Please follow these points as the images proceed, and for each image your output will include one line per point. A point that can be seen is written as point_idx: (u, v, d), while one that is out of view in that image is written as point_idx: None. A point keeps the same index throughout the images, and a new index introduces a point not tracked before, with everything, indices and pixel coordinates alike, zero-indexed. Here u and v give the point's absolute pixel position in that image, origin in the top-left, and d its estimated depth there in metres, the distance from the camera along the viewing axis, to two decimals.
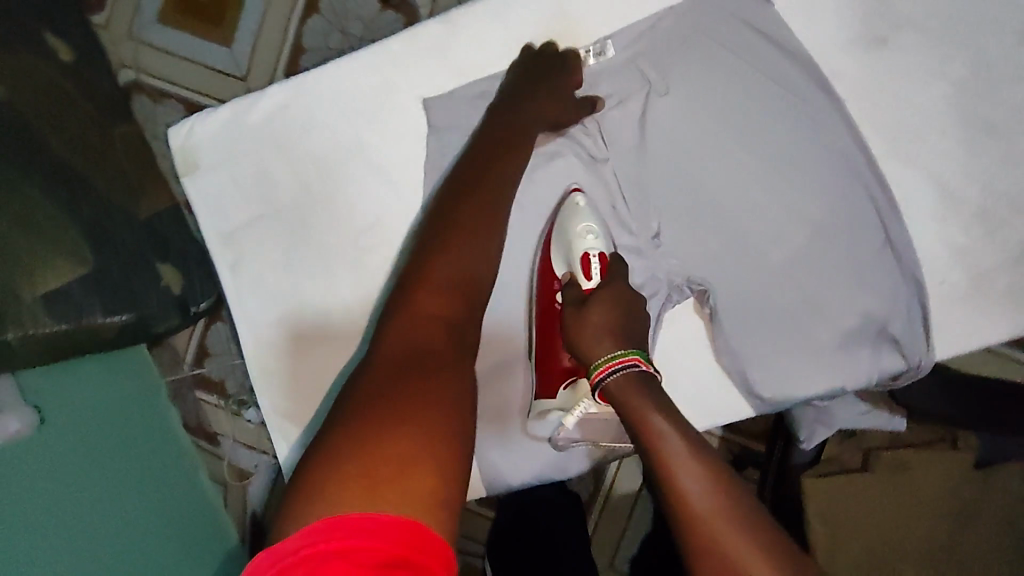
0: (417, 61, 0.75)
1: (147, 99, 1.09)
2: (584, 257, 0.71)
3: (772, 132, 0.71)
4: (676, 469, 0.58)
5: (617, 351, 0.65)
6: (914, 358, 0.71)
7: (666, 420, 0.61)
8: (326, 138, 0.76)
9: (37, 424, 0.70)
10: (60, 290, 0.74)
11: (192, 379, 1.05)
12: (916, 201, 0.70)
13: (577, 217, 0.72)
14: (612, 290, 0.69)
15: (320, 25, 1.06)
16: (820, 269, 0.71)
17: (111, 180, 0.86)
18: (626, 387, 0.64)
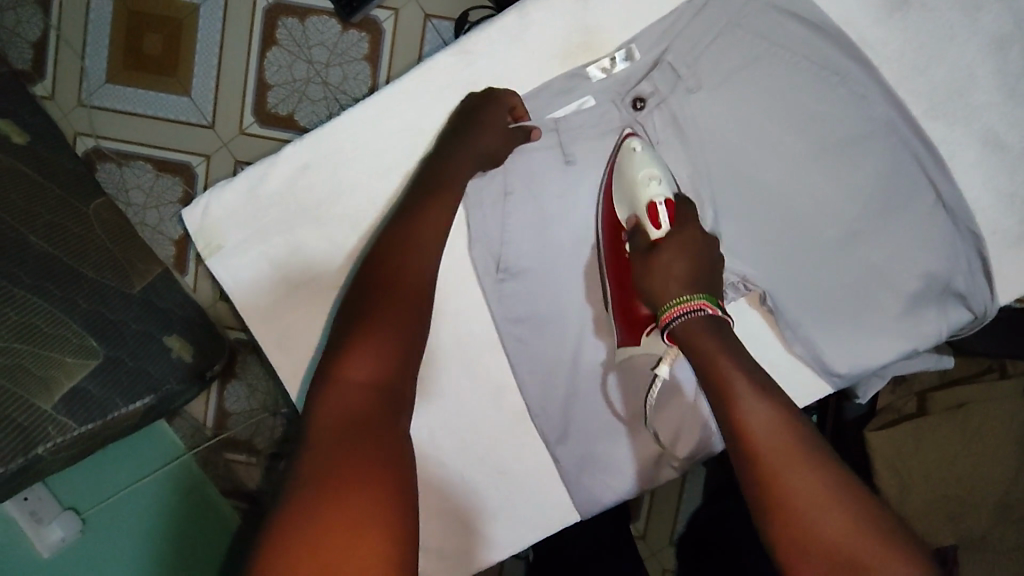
0: (439, 99, 0.72)
1: (113, 165, 1.09)
2: (652, 207, 0.66)
3: (811, 109, 0.70)
4: (750, 420, 0.57)
5: (685, 297, 0.64)
6: (979, 306, 0.71)
7: (737, 367, 0.60)
8: (356, 193, 0.73)
9: (79, 526, 0.85)
10: (76, 389, 0.74)
11: (217, 443, 1.05)
12: (961, 155, 0.71)
13: (637, 163, 0.67)
14: (684, 239, 0.66)
15: (283, 57, 1.06)
16: (880, 241, 0.71)
17: (101, 259, 0.87)
18: (698, 326, 0.63)
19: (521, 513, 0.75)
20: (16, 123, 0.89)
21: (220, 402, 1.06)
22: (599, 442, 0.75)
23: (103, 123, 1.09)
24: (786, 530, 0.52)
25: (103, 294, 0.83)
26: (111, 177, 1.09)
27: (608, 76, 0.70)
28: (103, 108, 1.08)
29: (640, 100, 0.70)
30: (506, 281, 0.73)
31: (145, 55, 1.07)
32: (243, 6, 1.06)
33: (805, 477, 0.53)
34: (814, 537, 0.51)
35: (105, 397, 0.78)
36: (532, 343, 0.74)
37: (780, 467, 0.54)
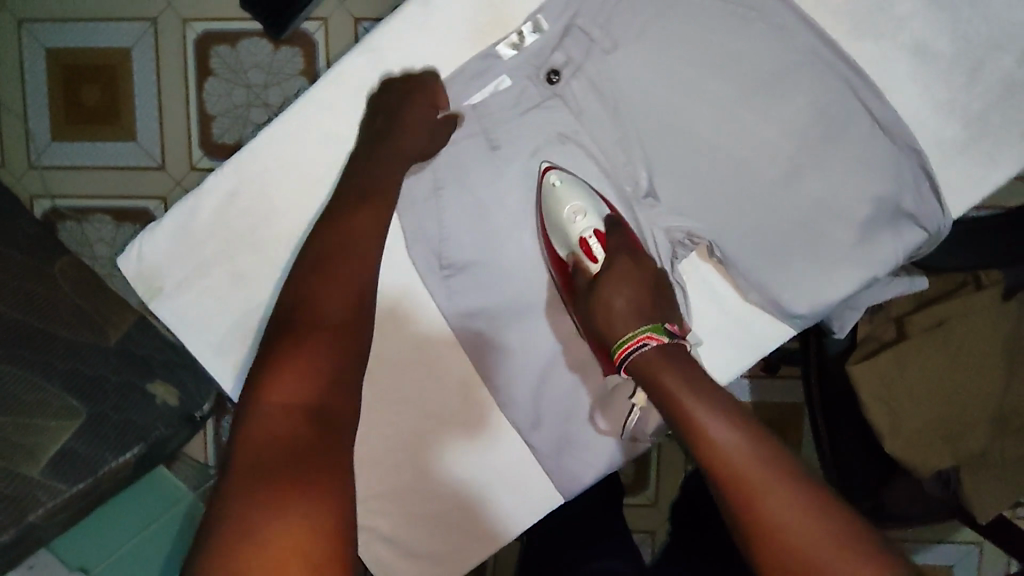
0: (354, 102, 0.70)
1: (72, 222, 1.18)
2: (585, 243, 0.68)
3: (731, 51, 0.68)
4: (715, 440, 0.55)
5: (631, 334, 0.64)
6: (932, 224, 0.69)
7: (693, 392, 0.59)
8: (287, 213, 0.71)
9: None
10: (63, 450, 0.79)
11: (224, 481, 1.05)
12: (893, 70, 0.69)
13: (560, 200, 0.68)
14: (618, 271, 0.67)
15: (219, 86, 1.14)
16: (826, 173, 0.69)
17: (67, 316, 0.89)
18: (654, 360, 0.62)
19: (506, 503, 0.75)
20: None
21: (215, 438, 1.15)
22: (573, 423, 0.74)
23: (56, 184, 1.18)
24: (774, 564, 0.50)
25: (77, 349, 0.87)
26: (72, 233, 1.19)
27: (520, 51, 0.68)
28: (51, 166, 1.17)
29: (552, 74, 0.69)
30: (454, 277, 0.72)
31: (86, 105, 1.16)
32: (173, 45, 1.14)
33: (774, 496, 0.51)
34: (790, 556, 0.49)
35: (97, 454, 0.82)
36: (489, 333, 0.73)
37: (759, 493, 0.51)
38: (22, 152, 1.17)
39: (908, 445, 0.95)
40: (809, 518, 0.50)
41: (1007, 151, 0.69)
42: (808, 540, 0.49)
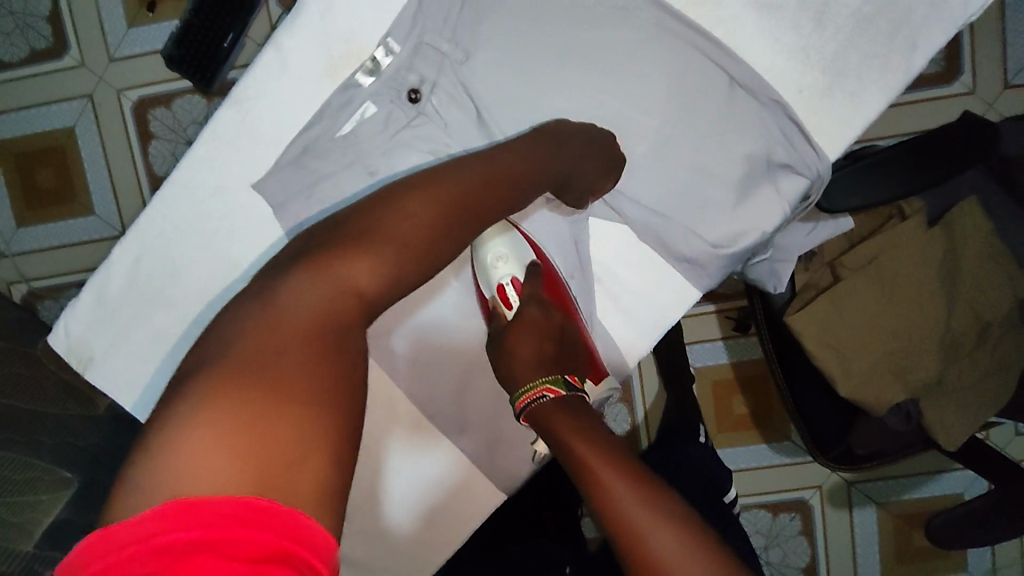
0: (234, 153, 0.73)
1: (49, 301, 1.25)
2: (501, 290, 0.72)
3: (579, 39, 0.69)
4: (606, 477, 0.57)
5: (529, 384, 0.66)
6: (811, 169, 0.70)
7: (578, 434, 0.62)
8: (192, 269, 0.74)
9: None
10: (56, 523, 0.81)
11: None
12: (743, 26, 0.70)
13: (486, 245, 0.72)
14: (526, 323, 0.70)
15: (162, 146, 1.20)
16: (693, 137, 0.69)
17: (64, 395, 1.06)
18: (550, 410, 0.65)
19: (451, 504, 0.75)
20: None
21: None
22: (502, 421, 0.76)
23: (27, 268, 1.25)
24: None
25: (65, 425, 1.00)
26: (53, 311, 1.25)
27: (377, 76, 0.71)
28: (21, 253, 1.25)
29: (413, 93, 0.72)
30: None
31: (43, 189, 1.23)
32: (113, 117, 1.20)
33: (664, 536, 0.52)
34: None
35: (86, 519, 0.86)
36: (401, 348, 0.75)
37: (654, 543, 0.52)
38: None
39: (858, 384, 0.93)
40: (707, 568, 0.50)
41: (870, 87, 0.69)
42: None
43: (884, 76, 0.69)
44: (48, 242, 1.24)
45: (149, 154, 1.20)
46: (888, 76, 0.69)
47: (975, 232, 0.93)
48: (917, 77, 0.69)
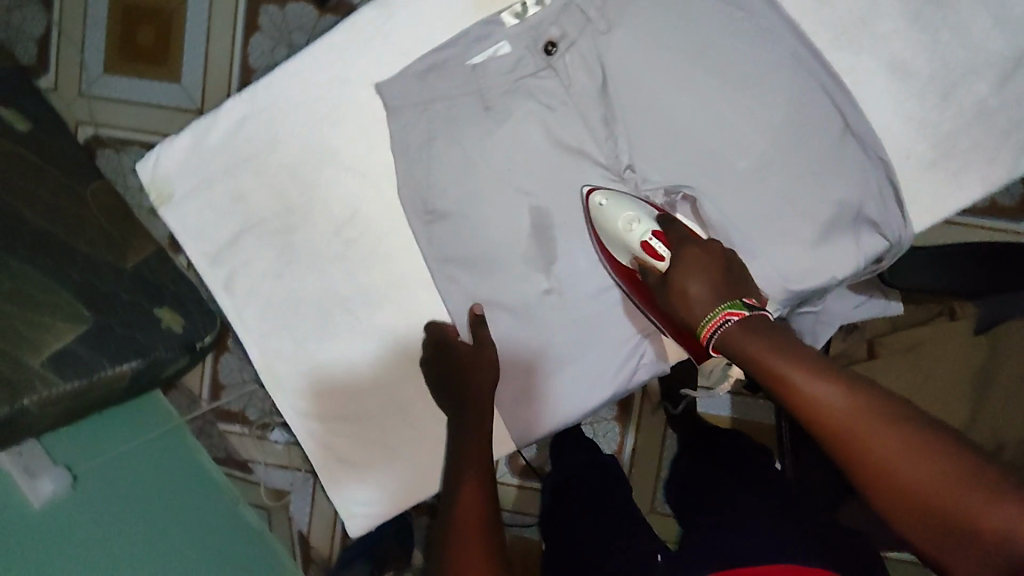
0: (364, 50, 0.76)
1: (111, 152, 1.22)
2: (647, 246, 0.69)
3: (719, 45, 0.72)
4: (814, 393, 0.54)
5: (710, 312, 0.64)
6: (894, 234, 0.72)
7: (772, 350, 0.58)
8: (290, 144, 0.77)
9: (70, 482, 0.88)
10: (65, 350, 0.86)
11: (212, 413, 1.25)
12: (869, 82, 0.72)
13: (614, 215, 0.71)
14: (687, 262, 0.67)
15: (263, 41, 1.17)
16: (796, 168, 0.72)
17: (95, 239, 1.02)
18: (736, 332, 0.62)
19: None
20: (20, 113, 1.05)
21: (214, 376, 1.27)
22: (532, 380, 0.78)
23: (101, 112, 1.22)
24: (928, 528, 0.48)
25: (95, 267, 0.98)
26: (110, 163, 1.22)
27: (521, 21, 0.74)
28: (99, 97, 1.21)
29: (550, 46, 0.74)
30: (437, 223, 0.76)
31: (138, 45, 1.19)
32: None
33: (900, 446, 0.49)
34: (945, 518, 0.46)
35: (94, 359, 0.89)
36: (461, 280, 0.77)
37: (882, 446, 0.50)
38: (74, 80, 1.21)
39: None
40: (946, 475, 0.47)
41: (970, 175, 0.72)
42: (958, 499, 0.46)
43: (987, 168, 0.72)
44: (122, 96, 1.21)
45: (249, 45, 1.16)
46: (989, 170, 0.72)
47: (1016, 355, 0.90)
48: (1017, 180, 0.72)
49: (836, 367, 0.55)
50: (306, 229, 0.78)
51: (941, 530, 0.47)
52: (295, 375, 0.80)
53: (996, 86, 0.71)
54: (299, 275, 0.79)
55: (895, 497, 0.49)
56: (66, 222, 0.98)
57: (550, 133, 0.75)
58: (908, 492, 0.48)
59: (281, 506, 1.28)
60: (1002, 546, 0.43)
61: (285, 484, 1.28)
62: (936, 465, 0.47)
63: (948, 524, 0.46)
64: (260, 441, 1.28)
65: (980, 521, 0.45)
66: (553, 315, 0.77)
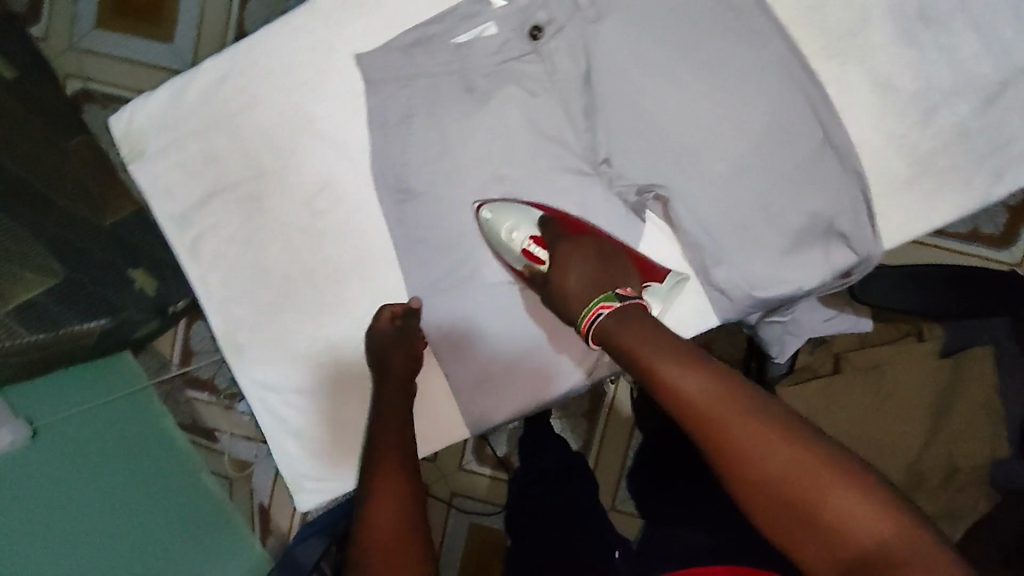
0: (349, 20, 0.75)
1: (97, 108, 1.20)
2: (528, 252, 0.74)
3: (706, 44, 0.72)
4: (676, 382, 0.57)
5: (584, 308, 0.67)
6: (863, 250, 0.72)
7: (643, 339, 0.61)
8: (267, 109, 0.76)
9: (29, 434, 0.84)
10: (32, 303, 0.84)
11: (180, 379, 1.27)
12: (852, 95, 0.72)
13: (497, 227, 0.74)
14: (563, 257, 0.72)
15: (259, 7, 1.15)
16: (772, 176, 0.72)
17: (74, 192, 1.01)
18: (614, 323, 0.64)
19: (423, 419, 0.80)
20: (6, 59, 1.03)
21: (185, 341, 1.28)
22: (494, 367, 0.78)
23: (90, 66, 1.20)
24: (768, 510, 0.51)
25: (74, 221, 0.98)
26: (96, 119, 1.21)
27: (510, 3, 0.73)
28: (89, 51, 1.19)
29: (536, 30, 0.73)
30: (409, 201, 0.76)
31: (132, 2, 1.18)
32: None
33: (745, 429, 0.52)
34: (779, 495, 0.50)
35: (59, 314, 0.88)
36: (428, 261, 0.77)
37: (730, 430, 0.53)
38: (64, 31, 1.19)
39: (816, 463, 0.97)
40: (783, 455, 0.51)
41: (944, 196, 0.72)
42: (789, 475, 0.50)
43: (961, 191, 0.72)
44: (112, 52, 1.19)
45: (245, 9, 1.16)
46: (963, 193, 0.72)
47: (979, 378, 0.90)
48: (989, 204, 0.73)
49: (697, 355, 0.59)
50: (277, 197, 0.77)
51: (777, 512, 0.50)
52: (255, 345, 0.79)
53: (976, 109, 0.71)
54: (267, 244, 0.78)
55: (740, 481, 0.52)
56: (39, 171, 0.96)
57: (530, 119, 0.74)
58: (747, 470, 0.51)
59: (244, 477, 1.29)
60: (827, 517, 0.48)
61: (248, 455, 1.30)
62: (774, 446, 0.51)
63: (785, 504, 0.50)
64: (227, 411, 1.30)
65: (806, 497, 0.49)
66: (511, 304, 0.77)
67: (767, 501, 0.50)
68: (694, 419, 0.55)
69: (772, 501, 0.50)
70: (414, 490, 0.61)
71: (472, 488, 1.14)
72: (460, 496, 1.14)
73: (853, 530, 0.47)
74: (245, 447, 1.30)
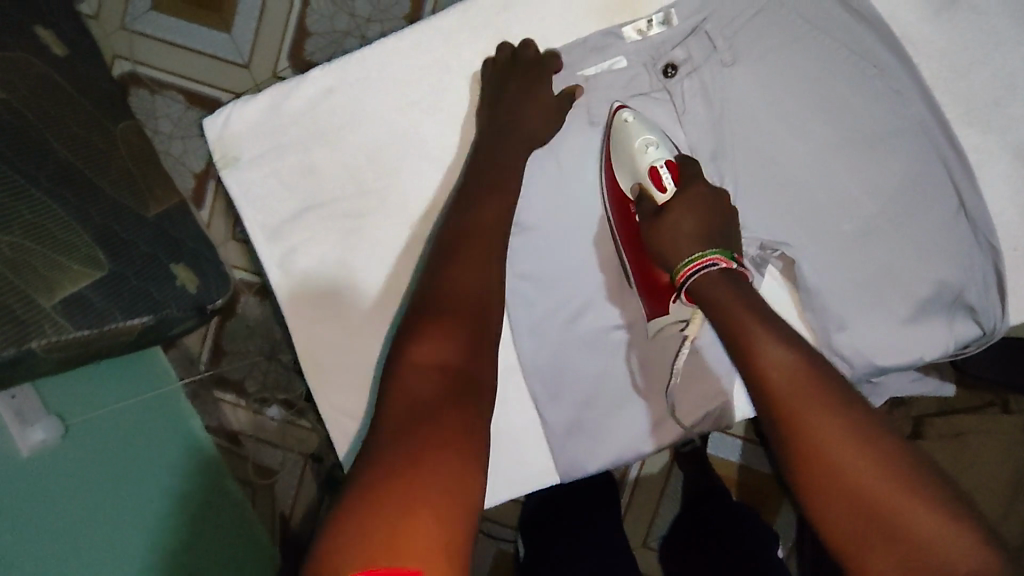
0: (468, 41, 0.72)
1: (146, 93, 1.01)
2: (654, 172, 0.66)
3: (844, 97, 0.68)
4: (768, 356, 0.56)
5: (694, 255, 0.64)
6: (989, 323, 0.69)
7: (744, 304, 0.60)
8: (375, 124, 0.73)
9: (60, 434, 0.77)
10: (77, 296, 0.70)
11: (209, 378, 1.07)
12: (990, 165, 0.69)
13: (631, 134, 0.67)
14: (689, 198, 0.66)
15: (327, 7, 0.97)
16: (902, 240, 0.69)
17: (116, 178, 0.86)
18: (715, 281, 0.62)
19: (509, 461, 0.76)
20: (56, 36, 0.89)
21: (216, 338, 1.06)
22: (592, 412, 0.74)
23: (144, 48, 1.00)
24: (827, 495, 0.50)
25: (116, 210, 0.83)
26: (142, 104, 1.01)
27: (644, 39, 0.70)
28: (143, 32, 0.99)
29: (670, 68, 0.70)
30: (516, 235, 0.72)
31: None
32: None
33: (827, 416, 0.52)
34: (841, 483, 0.49)
35: (106, 308, 0.73)
36: (531, 300, 0.73)
37: (812, 417, 0.52)
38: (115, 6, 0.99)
39: None
40: (860, 448, 0.50)
41: None
42: (857, 467, 0.49)
43: None
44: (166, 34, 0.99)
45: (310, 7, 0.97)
46: None
47: None
48: None
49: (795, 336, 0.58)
50: (377, 219, 0.73)
51: (838, 498, 0.49)
52: (338, 369, 0.75)
53: None
54: (365, 267, 0.74)
55: (804, 462, 0.51)
56: (91, 158, 0.83)
57: None
58: (821, 452, 0.51)
59: (268, 485, 1.09)
60: (894, 520, 0.47)
61: (275, 463, 1.09)
62: (851, 440, 0.50)
63: (853, 496, 0.49)
64: (256, 415, 1.08)
65: (871, 492, 0.48)
66: (615, 348, 0.74)
67: (833, 489, 0.49)
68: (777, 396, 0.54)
69: (839, 491, 0.49)
70: (451, 379, 0.53)
71: (498, 511, 1.00)
72: (490, 520, 1.00)
73: (918, 535, 0.46)
74: (271, 455, 1.09)
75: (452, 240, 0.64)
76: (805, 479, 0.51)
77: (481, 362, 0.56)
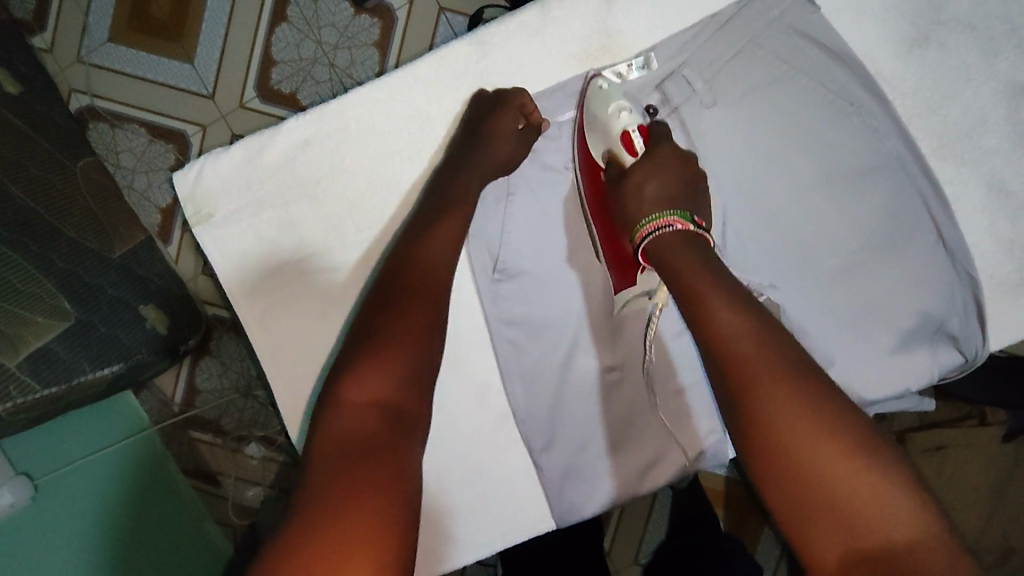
0: (449, 87, 0.72)
1: (105, 128, 0.93)
2: (624, 135, 0.65)
3: (822, 135, 0.69)
4: (719, 321, 0.53)
5: (654, 214, 0.61)
6: (970, 350, 0.70)
7: (694, 266, 0.57)
8: (355, 175, 0.71)
9: (31, 495, 0.77)
10: (43, 352, 0.66)
11: (183, 419, 0.96)
12: (965, 196, 0.71)
13: (604, 101, 0.67)
14: (655, 162, 0.64)
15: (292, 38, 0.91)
16: (885, 273, 0.69)
17: (80, 218, 0.78)
18: (669, 242, 0.60)
19: (507, 506, 0.75)
20: (7, 72, 0.80)
21: (189, 376, 0.96)
22: (585, 457, 0.73)
23: (103, 82, 0.93)
24: (775, 474, 0.48)
25: (80, 255, 0.75)
26: (101, 139, 0.93)
27: (624, 81, 0.70)
28: (103, 66, 0.92)
29: (651, 109, 0.70)
30: (505, 282, 0.72)
31: (151, 16, 0.91)
32: None
33: (776, 390, 0.49)
34: (790, 461, 0.47)
35: (72, 361, 0.69)
36: (521, 344, 0.73)
37: (763, 392, 0.49)
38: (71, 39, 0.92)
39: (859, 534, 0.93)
40: (809, 423, 0.47)
41: None
42: (805, 445, 0.47)
43: None
44: (127, 67, 0.92)
45: (273, 38, 0.90)
46: None
47: None
48: None
49: (748, 298, 0.55)
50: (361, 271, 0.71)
51: (781, 476, 0.47)
52: None
53: None
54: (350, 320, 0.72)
55: (755, 441, 0.49)
56: (49, 200, 0.74)
57: None
58: (772, 430, 0.48)
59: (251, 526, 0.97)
60: (839, 499, 0.45)
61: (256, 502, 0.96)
62: (803, 415, 0.48)
63: (799, 476, 0.47)
64: (237, 455, 0.96)
65: (816, 470, 0.46)
66: (608, 389, 0.73)
67: (780, 469, 0.47)
68: (728, 363, 0.51)
69: (787, 473, 0.47)
70: (383, 416, 0.51)
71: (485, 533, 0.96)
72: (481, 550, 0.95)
73: (865, 512, 0.45)
74: (253, 494, 0.96)
75: (412, 265, 0.62)
76: (754, 458, 0.49)
77: (418, 397, 0.54)
